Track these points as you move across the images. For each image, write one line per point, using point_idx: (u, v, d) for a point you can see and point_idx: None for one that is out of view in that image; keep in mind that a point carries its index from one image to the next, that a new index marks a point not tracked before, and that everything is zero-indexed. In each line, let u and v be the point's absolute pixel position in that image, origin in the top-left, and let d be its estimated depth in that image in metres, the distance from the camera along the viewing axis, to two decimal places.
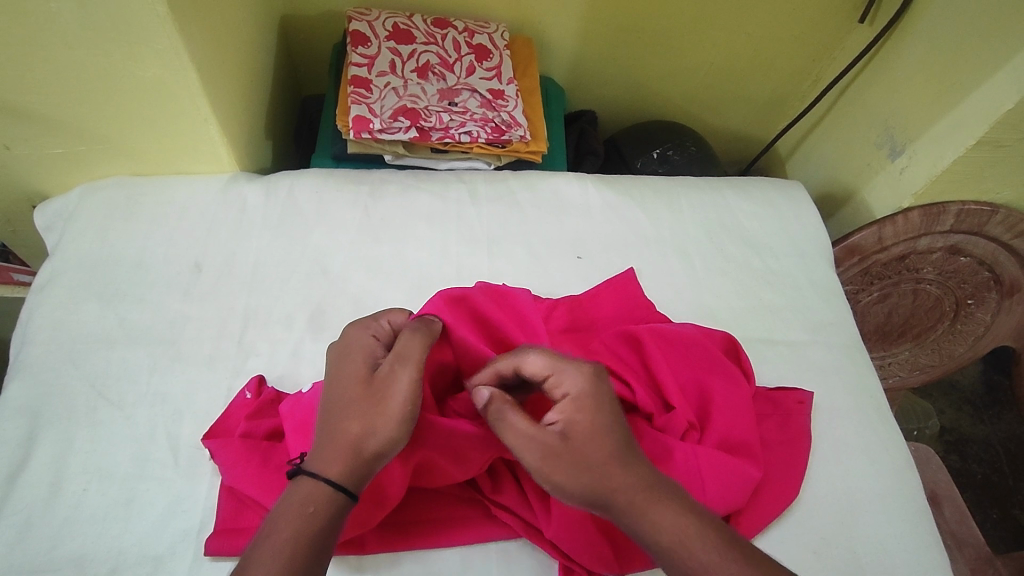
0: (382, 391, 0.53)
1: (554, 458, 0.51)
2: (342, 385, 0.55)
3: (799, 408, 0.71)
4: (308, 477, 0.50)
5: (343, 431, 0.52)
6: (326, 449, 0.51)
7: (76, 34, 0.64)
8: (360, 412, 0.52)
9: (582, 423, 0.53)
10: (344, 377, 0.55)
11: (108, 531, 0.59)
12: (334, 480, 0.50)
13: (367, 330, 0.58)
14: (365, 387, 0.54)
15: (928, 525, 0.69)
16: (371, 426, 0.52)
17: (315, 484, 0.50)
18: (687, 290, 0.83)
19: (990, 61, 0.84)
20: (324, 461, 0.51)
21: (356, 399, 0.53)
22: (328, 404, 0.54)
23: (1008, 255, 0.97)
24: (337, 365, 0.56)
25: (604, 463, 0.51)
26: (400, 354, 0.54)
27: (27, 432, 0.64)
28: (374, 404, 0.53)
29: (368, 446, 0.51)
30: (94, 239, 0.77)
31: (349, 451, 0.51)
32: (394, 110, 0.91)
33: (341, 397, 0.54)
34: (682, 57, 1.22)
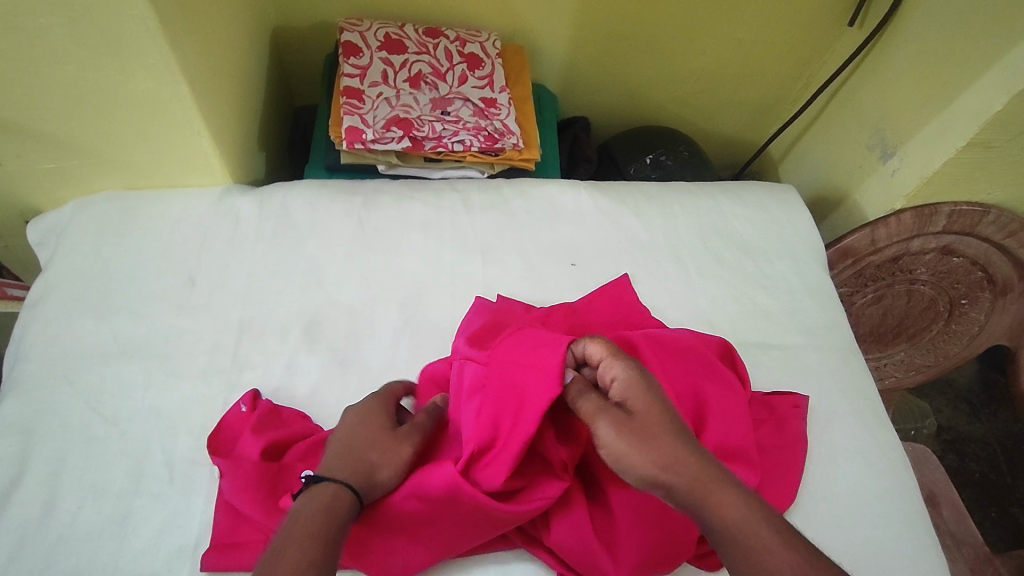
0: (405, 439, 0.59)
1: (620, 425, 0.50)
2: (359, 428, 0.59)
3: (794, 412, 0.72)
4: (324, 486, 0.53)
5: (362, 454, 0.57)
6: (343, 466, 0.55)
7: (67, 49, 0.64)
8: (382, 448, 0.57)
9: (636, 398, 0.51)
10: (363, 426, 0.59)
11: (104, 548, 0.59)
12: (353, 488, 0.54)
13: (383, 402, 0.63)
14: (389, 433, 0.59)
15: (925, 525, 0.70)
16: (388, 461, 0.57)
17: (336, 489, 0.53)
18: (681, 295, 0.83)
19: (978, 63, 0.85)
20: (344, 476, 0.54)
21: (376, 441, 0.58)
22: (344, 442, 0.58)
23: (1000, 255, 0.97)
24: (354, 416, 0.60)
25: (661, 431, 0.49)
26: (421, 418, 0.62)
27: (20, 449, 0.63)
28: (394, 446, 0.58)
29: (382, 473, 0.56)
30: (87, 253, 0.77)
31: (365, 473, 0.55)
32: (386, 120, 0.91)
33: (360, 436, 0.58)
34: (673, 64, 1.22)
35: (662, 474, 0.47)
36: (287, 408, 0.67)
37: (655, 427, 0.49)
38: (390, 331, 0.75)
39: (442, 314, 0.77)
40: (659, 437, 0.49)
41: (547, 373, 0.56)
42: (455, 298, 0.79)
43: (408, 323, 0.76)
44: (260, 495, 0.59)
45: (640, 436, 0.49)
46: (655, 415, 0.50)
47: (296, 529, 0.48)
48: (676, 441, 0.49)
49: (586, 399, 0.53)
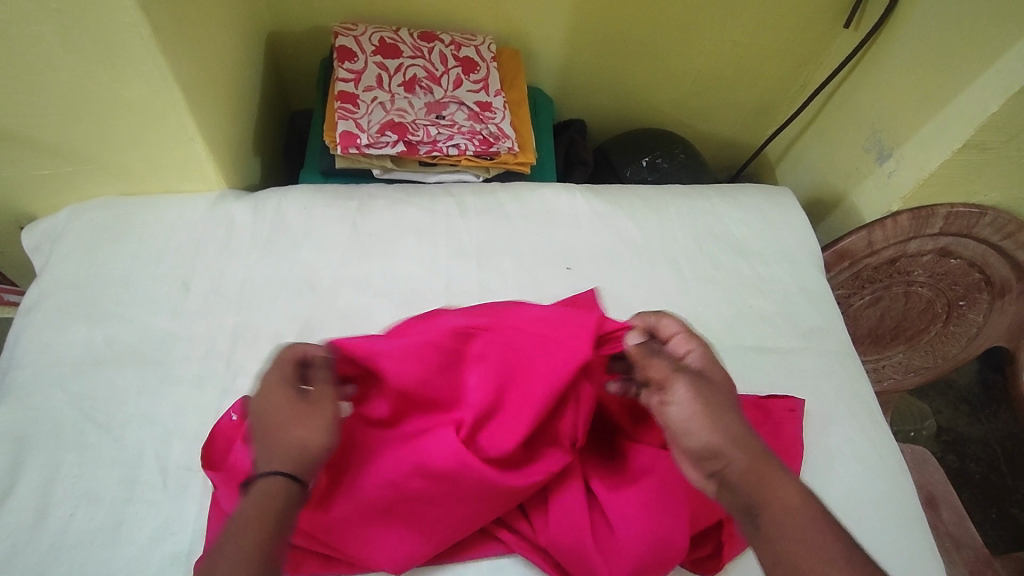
0: (321, 404, 0.53)
1: (698, 389, 0.51)
2: (269, 408, 0.52)
3: (790, 416, 0.71)
4: (260, 482, 0.48)
5: (286, 432, 0.50)
6: (272, 453, 0.50)
7: (59, 56, 0.64)
8: (302, 421, 0.51)
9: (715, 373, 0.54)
10: (272, 403, 0.52)
11: (97, 555, 0.59)
12: (289, 473, 0.49)
13: (283, 367, 0.54)
14: (302, 403, 0.52)
15: (922, 529, 0.69)
16: (317, 430, 0.51)
17: (274, 482, 0.48)
18: (676, 298, 0.83)
19: (974, 65, 0.85)
20: (277, 461, 0.49)
21: (289, 414, 0.51)
22: (261, 427, 0.51)
23: (997, 256, 0.97)
24: (260, 396, 0.53)
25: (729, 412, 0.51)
26: (326, 377, 0.55)
27: (13, 456, 0.63)
28: (313, 414, 0.52)
29: (317, 442, 0.51)
30: (81, 260, 0.77)
31: (298, 450, 0.50)
32: (381, 125, 0.91)
33: (271, 418, 0.51)
34: (669, 66, 1.22)
35: (727, 446, 0.49)
36: None
37: (727, 405, 0.51)
38: None
39: None
40: (730, 413, 0.51)
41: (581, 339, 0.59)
42: (449, 303, 0.78)
43: None
44: None
45: (714, 405, 0.51)
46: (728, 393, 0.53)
47: (245, 535, 0.45)
48: (741, 425, 0.50)
49: (656, 360, 0.55)
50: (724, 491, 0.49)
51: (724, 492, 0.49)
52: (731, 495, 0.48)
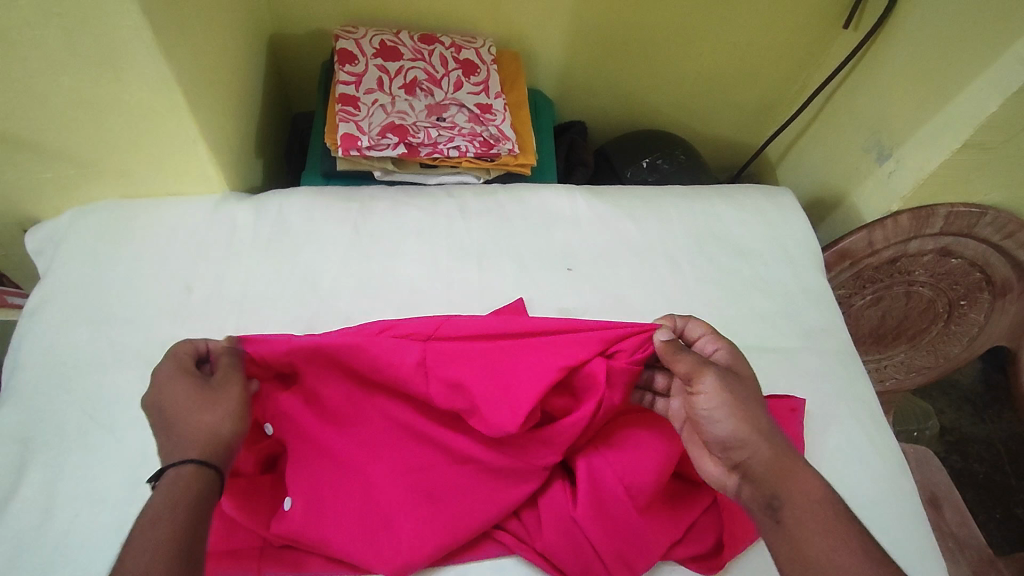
0: (223, 395, 0.56)
1: (726, 381, 0.57)
2: (164, 402, 0.54)
3: (791, 416, 0.71)
4: (170, 472, 0.51)
5: (189, 423, 0.53)
6: (180, 443, 0.52)
7: (61, 59, 0.64)
8: (206, 409, 0.54)
9: (743, 371, 0.60)
10: (169, 397, 0.55)
11: (101, 555, 0.59)
12: (200, 459, 0.52)
13: (177, 359, 0.57)
14: (203, 392, 0.55)
15: (924, 529, 0.69)
16: (223, 417, 0.55)
17: (181, 470, 0.51)
18: (676, 298, 0.83)
19: (974, 63, 0.85)
20: (187, 451, 0.52)
21: (190, 405, 0.54)
22: (161, 422, 0.54)
23: (998, 256, 0.97)
24: (158, 390, 0.55)
25: (755, 408, 0.57)
26: (227, 366, 0.58)
27: (17, 458, 0.64)
28: (218, 402, 0.55)
29: (223, 429, 0.54)
30: (84, 262, 0.77)
31: (207, 437, 0.53)
32: (381, 127, 0.91)
33: (171, 412, 0.54)
34: (669, 68, 1.23)
35: (754, 438, 0.55)
36: None
37: (749, 401, 0.57)
38: None
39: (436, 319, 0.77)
40: (755, 406, 0.57)
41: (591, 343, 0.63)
42: (451, 303, 0.79)
43: None
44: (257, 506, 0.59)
45: (740, 398, 0.57)
46: (755, 389, 0.59)
47: (164, 523, 0.47)
48: (765, 421, 0.56)
49: (686, 359, 0.59)
50: (746, 483, 0.55)
51: (747, 485, 0.55)
52: (753, 488, 0.54)
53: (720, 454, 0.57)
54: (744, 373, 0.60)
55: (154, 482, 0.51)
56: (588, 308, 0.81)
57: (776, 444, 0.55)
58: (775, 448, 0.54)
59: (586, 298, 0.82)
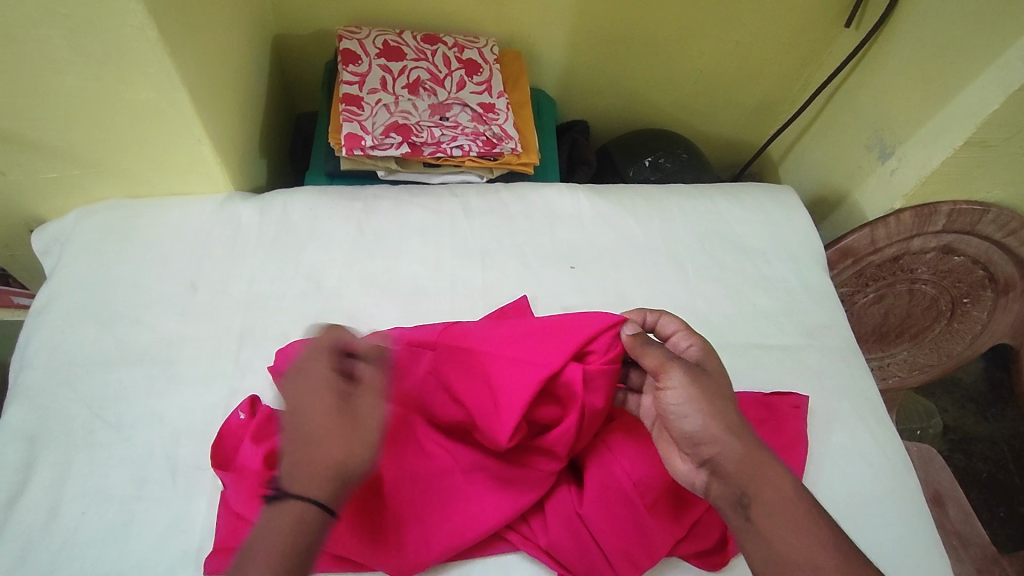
0: (363, 425, 0.52)
1: (693, 376, 0.57)
2: (301, 414, 0.52)
3: (795, 412, 0.72)
4: (286, 500, 0.48)
5: (318, 451, 0.50)
6: (300, 468, 0.49)
7: (68, 60, 0.65)
8: (342, 440, 0.50)
9: (713, 366, 0.61)
10: (309, 410, 0.52)
11: (109, 551, 0.59)
12: (322, 501, 0.49)
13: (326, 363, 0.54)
14: (344, 419, 0.51)
15: (928, 526, 0.69)
16: (352, 452, 0.50)
17: (301, 505, 0.48)
18: (679, 296, 0.84)
19: (977, 60, 0.85)
20: (307, 482, 0.49)
21: (327, 428, 0.51)
22: (293, 433, 0.51)
23: (1000, 253, 0.97)
24: (297, 392, 0.53)
25: (724, 402, 0.57)
26: (375, 389, 0.54)
27: (25, 456, 0.64)
28: (355, 435, 0.51)
29: (350, 466, 0.50)
30: (90, 262, 0.77)
31: (333, 473, 0.49)
32: (385, 126, 0.92)
33: (307, 428, 0.51)
34: (671, 67, 1.23)
35: (723, 434, 0.55)
36: None
37: (718, 394, 0.57)
38: None
39: (440, 318, 0.78)
40: (723, 402, 0.57)
41: (567, 341, 0.61)
42: (455, 301, 0.79)
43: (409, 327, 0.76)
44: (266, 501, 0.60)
45: (708, 393, 0.57)
46: (723, 384, 0.59)
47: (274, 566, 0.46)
48: (734, 415, 0.56)
49: (653, 352, 0.60)
50: (716, 480, 0.55)
51: (717, 481, 0.54)
52: (724, 484, 0.54)
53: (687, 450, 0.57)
54: (715, 369, 0.61)
55: (269, 499, 0.49)
56: (592, 306, 0.81)
57: (745, 440, 0.55)
58: (745, 445, 0.54)
59: (589, 297, 0.82)
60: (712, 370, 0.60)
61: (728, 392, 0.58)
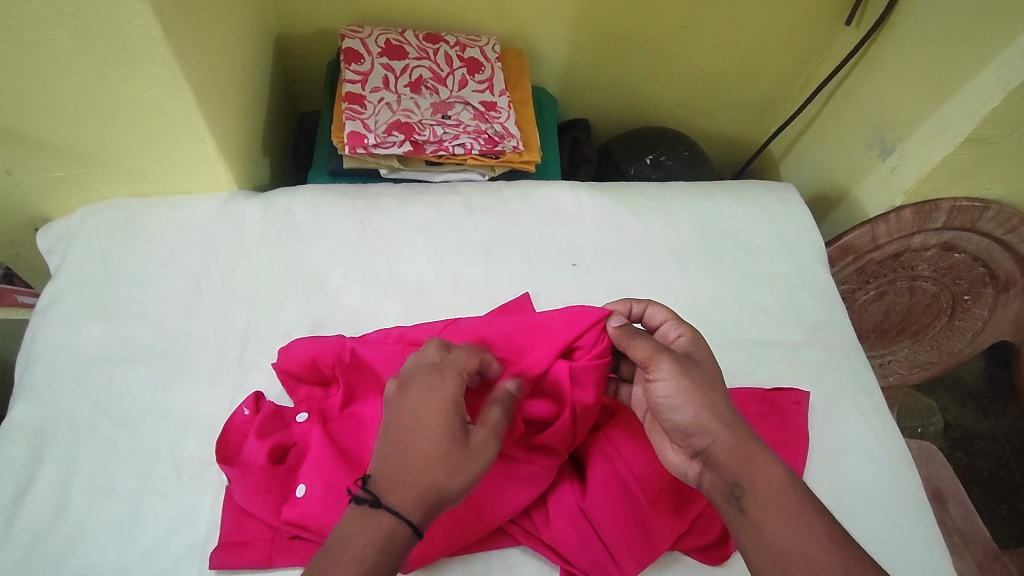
0: (473, 456, 0.52)
1: (683, 368, 0.58)
2: (418, 426, 0.52)
3: (796, 408, 0.72)
4: (380, 510, 0.49)
5: (421, 471, 0.50)
6: (399, 481, 0.50)
7: (73, 59, 0.65)
8: (448, 466, 0.51)
9: (701, 356, 0.61)
10: (429, 424, 0.52)
11: (115, 546, 0.60)
12: (415, 522, 0.49)
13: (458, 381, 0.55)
14: (461, 447, 0.51)
15: (929, 521, 0.70)
16: (454, 479, 0.51)
17: (394, 520, 0.49)
18: (681, 293, 0.84)
19: (977, 57, 0.85)
20: (404, 500, 0.50)
21: (441, 448, 0.51)
22: (406, 443, 0.52)
23: (1001, 250, 0.97)
24: (422, 400, 0.54)
25: (717, 394, 0.58)
26: (495, 423, 0.54)
27: (32, 452, 0.65)
28: (463, 465, 0.51)
29: (447, 491, 0.50)
30: (95, 260, 0.78)
31: (429, 496, 0.50)
32: (387, 125, 0.92)
33: (423, 442, 0.52)
34: (672, 65, 1.23)
35: (715, 425, 0.56)
36: (291, 408, 0.69)
37: (710, 386, 0.58)
38: None
39: (442, 315, 0.78)
40: (715, 392, 0.58)
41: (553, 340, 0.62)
42: (457, 298, 0.79)
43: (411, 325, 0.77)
44: (272, 495, 0.61)
45: (699, 384, 0.57)
46: (713, 374, 0.60)
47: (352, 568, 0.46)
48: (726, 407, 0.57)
49: (642, 343, 0.59)
50: (709, 471, 0.56)
51: (710, 472, 0.56)
52: (717, 475, 0.55)
53: (678, 442, 0.58)
54: (706, 358, 0.61)
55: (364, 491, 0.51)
56: (593, 303, 0.81)
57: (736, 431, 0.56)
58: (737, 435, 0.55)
59: (591, 294, 0.82)
60: (701, 360, 0.61)
61: (720, 383, 0.59)
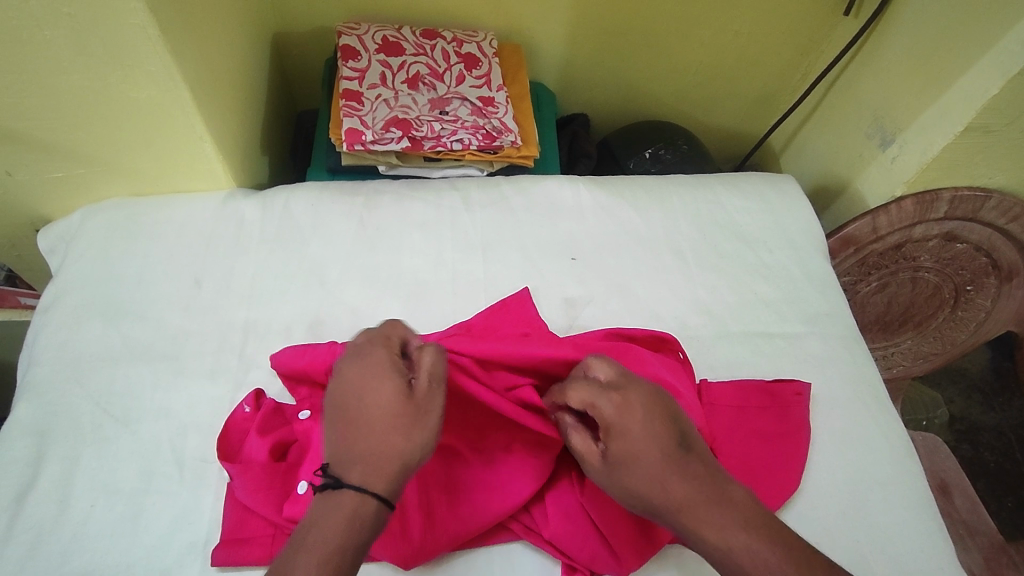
0: (422, 406, 0.53)
1: (610, 478, 0.53)
2: (359, 399, 0.53)
3: (797, 399, 0.72)
4: (342, 488, 0.49)
5: (380, 440, 0.51)
6: (361, 458, 0.50)
7: (70, 59, 0.65)
8: (403, 426, 0.51)
9: (625, 443, 0.52)
10: (372, 394, 0.53)
11: (117, 544, 0.60)
12: (381, 496, 0.49)
13: (385, 347, 0.56)
14: (407, 405, 0.52)
15: (932, 511, 0.70)
16: (414, 439, 0.51)
17: (366, 501, 0.49)
18: (681, 286, 0.84)
19: (976, 44, 0.84)
20: (368, 474, 0.50)
21: (386, 409, 0.52)
22: (354, 415, 0.52)
23: (1003, 240, 0.97)
24: (358, 369, 0.54)
25: (660, 476, 0.51)
26: (432, 367, 0.54)
27: (34, 450, 0.65)
28: (418, 421, 0.52)
29: (405, 452, 0.51)
30: (95, 259, 0.78)
31: (391, 464, 0.50)
32: (385, 121, 0.92)
33: (368, 410, 0.52)
34: (669, 58, 1.23)
35: (671, 504, 0.51)
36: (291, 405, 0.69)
37: (646, 480, 0.51)
38: None
39: (443, 310, 0.78)
40: (657, 492, 0.51)
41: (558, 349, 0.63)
42: (456, 294, 0.79)
43: (410, 321, 0.77)
44: (273, 491, 0.61)
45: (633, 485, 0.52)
46: (647, 463, 0.52)
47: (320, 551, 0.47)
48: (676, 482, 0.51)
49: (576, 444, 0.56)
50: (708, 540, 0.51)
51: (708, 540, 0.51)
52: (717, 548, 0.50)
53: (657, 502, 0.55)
54: (644, 432, 0.52)
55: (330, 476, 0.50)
56: (592, 297, 0.81)
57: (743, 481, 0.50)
58: None
59: (590, 287, 0.82)
60: (626, 463, 0.52)
61: (650, 469, 0.51)
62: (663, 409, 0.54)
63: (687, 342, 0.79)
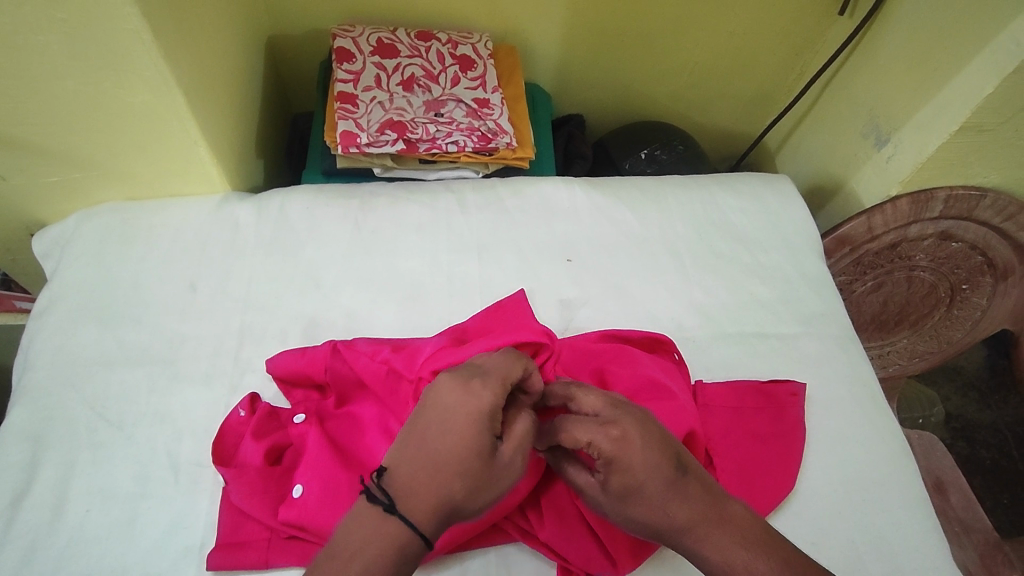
0: (497, 474, 0.51)
1: (618, 506, 0.53)
2: (453, 434, 0.50)
3: (792, 400, 0.73)
4: (392, 515, 0.49)
5: (444, 485, 0.49)
6: (418, 493, 0.49)
7: (63, 63, 0.65)
8: (472, 481, 0.50)
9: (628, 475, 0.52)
10: (457, 437, 0.51)
11: (113, 549, 0.60)
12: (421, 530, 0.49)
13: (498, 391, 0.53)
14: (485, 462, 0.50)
15: (927, 510, 0.70)
16: (473, 494, 0.50)
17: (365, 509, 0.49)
18: (676, 287, 0.84)
19: (970, 44, 0.84)
20: (418, 511, 0.49)
21: (474, 455, 0.50)
22: (432, 452, 0.50)
23: (999, 239, 0.97)
24: (455, 407, 0.52)
25: (664, 499, 0.52)
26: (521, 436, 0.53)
27: (30, 456, 0.65)
28: (486, 481, 0.50)
29: (464, 504, 0.50)
30: (90, 263, 0.78)
31: (444, 506, 0.50)
32: (380, 124, 0.92)
33: (448, 452, 0.50)
34: (665, 58, 1.23)
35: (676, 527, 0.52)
36: (285, 408, 0.69)
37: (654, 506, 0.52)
38: (388, 332, 0.76)
39: (438, 313, 0.78)
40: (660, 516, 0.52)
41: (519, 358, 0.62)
42: (451, 296, 0.80)
43: (406, 325, 0.77)
44: (267, 495, 0.61)
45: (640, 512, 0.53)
46: (652, 490, 0.52)
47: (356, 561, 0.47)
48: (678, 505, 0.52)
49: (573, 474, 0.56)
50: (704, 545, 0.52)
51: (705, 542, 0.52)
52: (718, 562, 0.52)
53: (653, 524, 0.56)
54: (647, 462, 0.52)
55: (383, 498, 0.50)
56: (588, 298, 0.81)
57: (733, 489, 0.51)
58: None
59: (586, 289, 0.82)
60: (632, 492, 0.52)
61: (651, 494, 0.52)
62: (658, 435, 0.54)
63: (683, 343, 0.79)
